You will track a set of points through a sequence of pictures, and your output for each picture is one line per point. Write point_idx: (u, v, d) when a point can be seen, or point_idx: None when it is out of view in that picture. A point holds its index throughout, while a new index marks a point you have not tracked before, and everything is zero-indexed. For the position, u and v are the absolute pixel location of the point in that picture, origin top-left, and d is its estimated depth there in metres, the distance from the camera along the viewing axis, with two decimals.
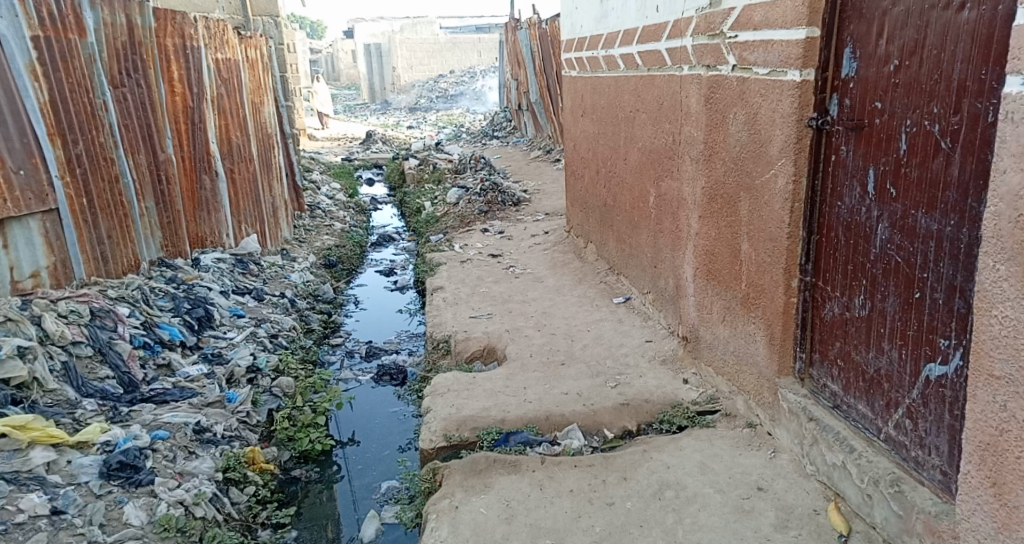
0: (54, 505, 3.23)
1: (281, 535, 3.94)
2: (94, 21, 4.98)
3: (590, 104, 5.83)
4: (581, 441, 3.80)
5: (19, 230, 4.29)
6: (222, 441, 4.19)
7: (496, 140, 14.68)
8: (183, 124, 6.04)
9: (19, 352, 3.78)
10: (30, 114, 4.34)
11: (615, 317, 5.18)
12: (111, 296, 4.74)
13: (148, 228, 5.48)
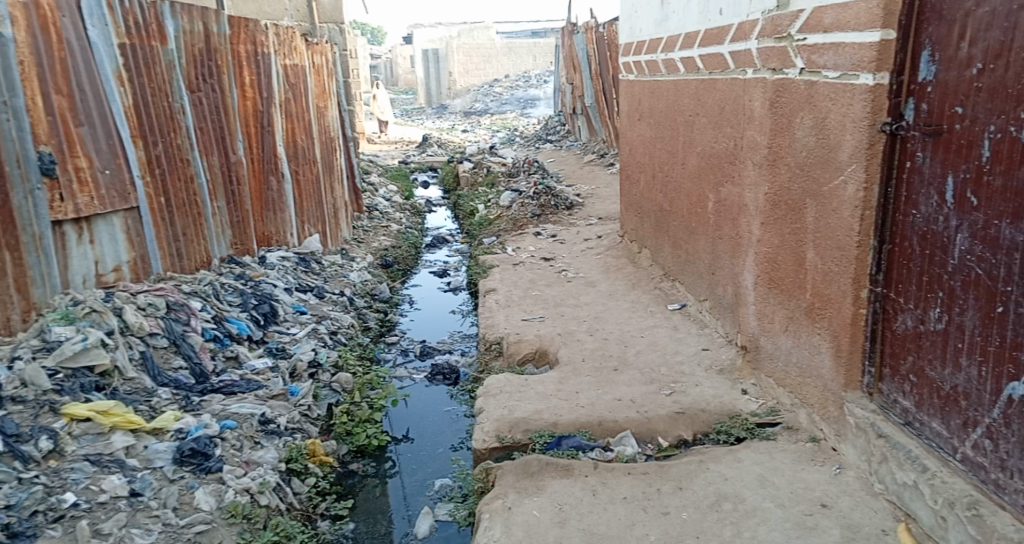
0: (133, 487, 3.34)
1: (339, 526, 3.99)
2: (174, 28, 5.16)
3: (648, 108, 5.76)
4: (634, 448, 3.77)
5: (104, 226, 4.39)
6: (285, 433, 4.27)
7: (550, 144, 14.67)
8: (253, 126, 6.19)
9: (103, 341, 3.87)
10: (115, 117, 4.48)
11: (670, 324, 5.10)
12: (183, 291, 4.88)
13: (219, 226, 5.64)
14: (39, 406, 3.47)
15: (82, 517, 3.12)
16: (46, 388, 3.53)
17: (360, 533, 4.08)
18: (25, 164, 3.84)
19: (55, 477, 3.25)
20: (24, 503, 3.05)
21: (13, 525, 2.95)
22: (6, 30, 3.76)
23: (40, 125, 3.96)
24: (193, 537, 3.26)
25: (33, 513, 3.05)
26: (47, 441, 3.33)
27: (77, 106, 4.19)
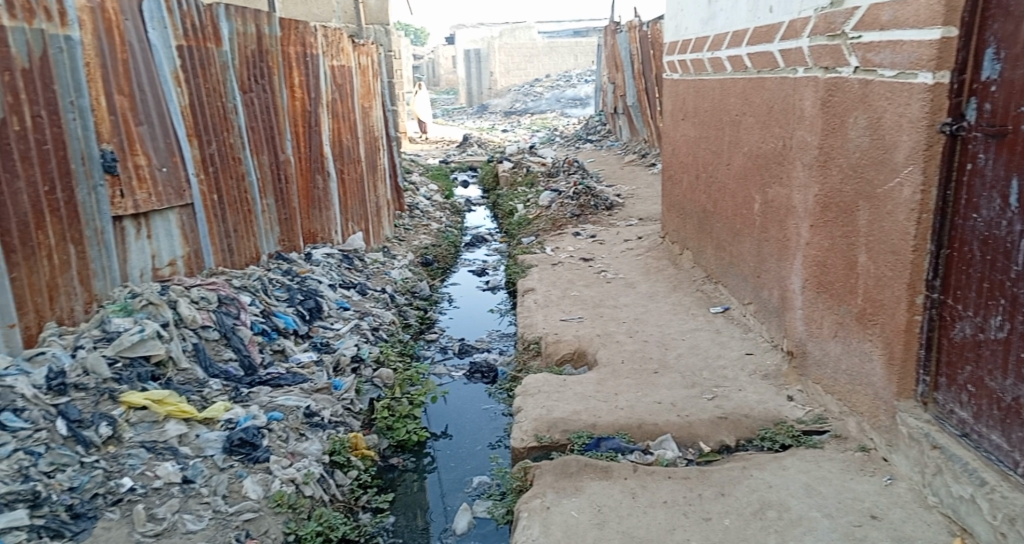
0: (185, 474, 3.41)
1: (380, 519, 4.01)
2: (229, 30, 5.25)
3: (692, 108, 5.68)
4: (675, 452, 3.71)
5: (160, 222, 4.48)
6: (329, 426, 4.29)
7: (590, 144, 14.58)
8: (302, 126, 6.27)
9: (158, 332, 3.94)
10: (172, 116, 4.57)
11: (713, 328, 5.01)
12: (235, 285, 4.95)
13: (267, 223, 5.72)
14: (99, 394, 3.53)
15: (138, 501, 3.21)
16: (105, 377, 3.60)
17: (401, 527, 4.10)
18: (89, 162, 3.90)
19: (114, 462, 3.32)
20: (86, 486, 3.15)
21: (76, 506, 3.06)
22: (74, 33, 3.82)
23: (103, 124, 4.04)
24: (242, 525, 3.34)
25: (93, 496, 3.14)
26: (107, 427, 3.39)
27: (137, 106, 4.29)
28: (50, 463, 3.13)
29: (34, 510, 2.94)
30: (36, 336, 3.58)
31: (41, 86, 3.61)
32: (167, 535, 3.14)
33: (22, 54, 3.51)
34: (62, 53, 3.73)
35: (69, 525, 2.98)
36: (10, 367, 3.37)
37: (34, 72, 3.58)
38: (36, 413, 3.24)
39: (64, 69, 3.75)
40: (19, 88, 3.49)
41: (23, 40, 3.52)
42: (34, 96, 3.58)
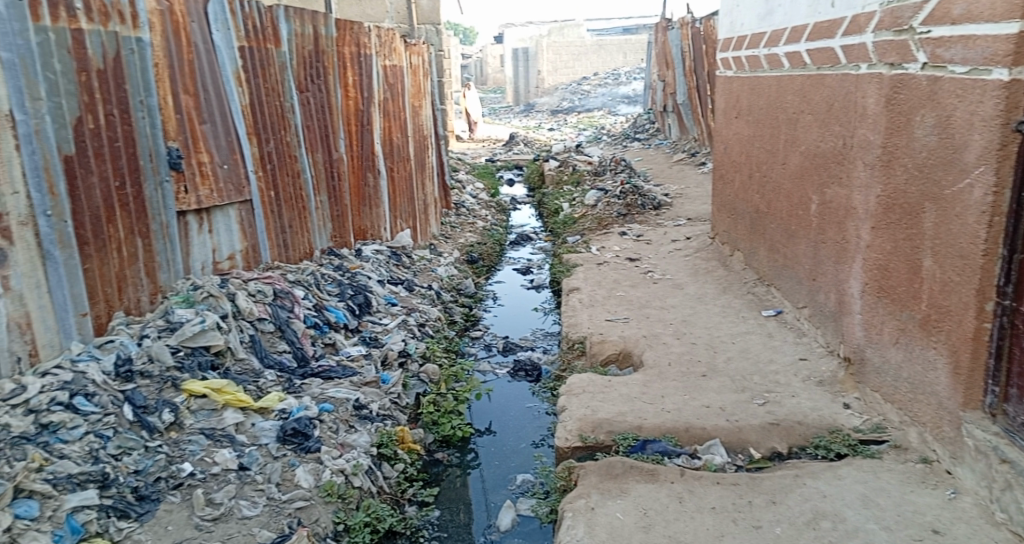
0: (241, 461, 3.46)
1: (426, 513, 4.01)
2: (288, 31, 5.32)
3: (746, 106, 5.56)
4: (724, 458, 3.62)
5: (221, 217, 4.57)
6: (377, 419, 4.31)
7: (638, 143, 14.43)
8: (354, 125, 6.33)
9: (218, 324, 4.01)
10: (233, 115, 4.65)
11: (764, 331, 4.89)
12: (289, 280, 5.02)
13: (320, 219, 5.79)
14: (163, 381, 3.62)
15: (197, 486, 3.27)
16: (169, 365, 3.68)
17: (446, 521, 4.08)
18: (156, 159, 3.98)
19: (175, 447, 3.40)
20: (150, 469, 3.22)
21: (140, 488, 3.14)
22: (145, 35, 3.90)
23: (170, 122, 4.13)
24: (294, 512, 3.35)
25: (156, 480, 3.21)
26: (169, 414, 3.48)
27: (201, 105, 4.37)
28: (117, 446, 3.20)
29: (103, 491, 3.02)
30: (105, 325, 3.67)
31: (114, 86, 3.69)
32: (223, 519, 3.18)
33: (96, 56, 3.59)
34: (133, 55, 3.82)
35: (134, 506, 3.06)
36: (82, 353, 3.46)
37: (107, 73, 3.66)
38: (105, 398, 3.31)
39: (135, 69, 3.83)
40: (94, 88, 3.58)
41: (98, 41, 3.60)
42: (107, 96, 3.66)
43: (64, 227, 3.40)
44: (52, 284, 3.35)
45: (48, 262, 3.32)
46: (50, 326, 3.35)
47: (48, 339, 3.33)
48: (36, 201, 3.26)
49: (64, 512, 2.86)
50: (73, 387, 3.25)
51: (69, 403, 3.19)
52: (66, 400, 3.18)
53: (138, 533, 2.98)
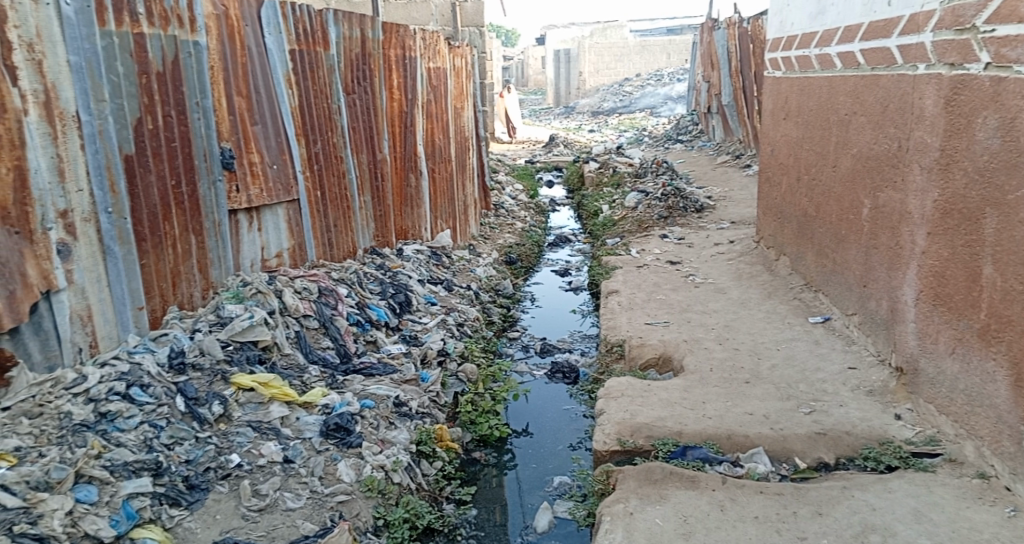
0: (286, 454, 3.49)
1: (463, 511, 4.00)
2: (336, 35, 5.37)
3: (795, 107, 5.43)
4: (767, 467, 3.54)
5: (269, 215, 4.62)
6: (416, 416, 4.30)
7: (680, 145, 14.25)
8: (398, 126, 6.36)
9: (266, 320, 4.07)
10: (283, 116, 4.70)
11: (811, 338, 4.77)
12: (333, 278, 5.06)
13: (364, 219, 5.82)
14: (213, 374, 3.67)
15: (244, 477, 3.30)
16: (219, 358, 3.75)
17: (483, 520, 4.07)
18: (210, 159, 4.04)
19: (224, 439, 3.44)
20: (200, 459, 3.27)
21: (191, 477, 3.18)
22: (202, 39, 3.96)
23: (223, 123, 4.19)
24: (336, 506, 3.37)
25: (206, 470, 3.25)
26: (219, 406, 3.53)
27: (253, 107, 4.43)
28: (170, 436, 3.27)
29: (157, 478, 3.07)
30: (160, 318, 3.75)
31: (172, 88, 3.76)
32: (269, 510, 3.21)
33: (156, 59, 3.66)
34: (191, 58, 3.88)
35: (184, 494, 3.10)
36: (138, 346, 3.54)
37: (166, 75, 3.73)
38: (159, 389, 3.39)
39: (192, 72, 3.90)
40: (153, 90, 3.64)
41: (158, 45, 3.67)
42: (166, 97, 3.73)
43: (123, 224, 3.47)
44: (112, 278, 3.42)
45: (108, 257, 3.40)
46: (109, 318, 3.42)
47: (107, 331, 3.41)
48: (98, 198, 3.33)
49: (121, 497, 2.89)
50: (129, 378, 3.33)
51: (125, 393, 3.27)
52: (123, 391, 3.26)
53: (189, 521, 3.02)
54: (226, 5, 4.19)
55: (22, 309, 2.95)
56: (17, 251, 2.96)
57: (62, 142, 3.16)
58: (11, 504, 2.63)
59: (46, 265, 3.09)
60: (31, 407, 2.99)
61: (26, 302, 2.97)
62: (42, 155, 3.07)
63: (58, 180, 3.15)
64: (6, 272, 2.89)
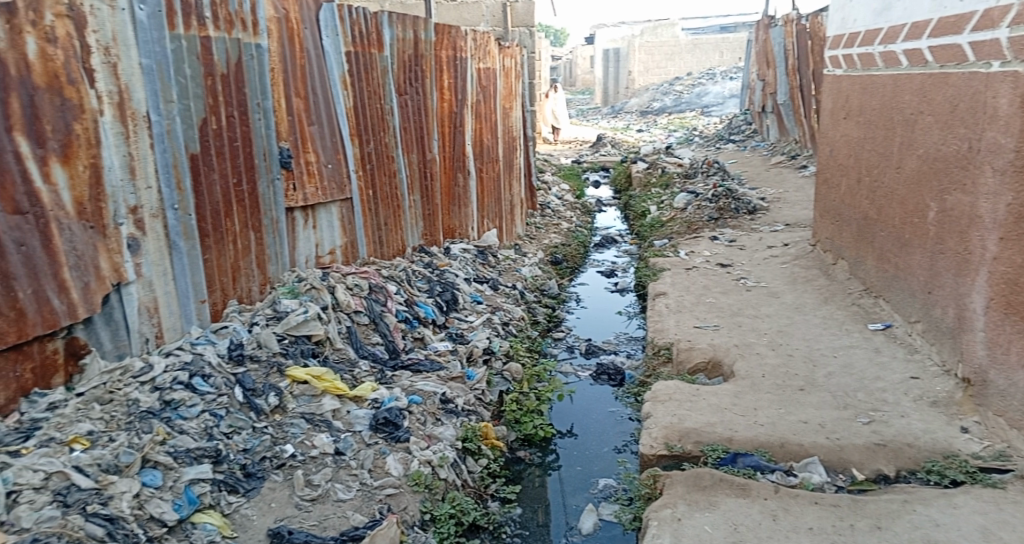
0: (337, 446, 3.50)
1: (508, 510, 3.97)
2: (391, 36, 5.40)
3: (857, 106, 5.26)
4: (822, 477, 3.44)
5: (324, 213, 4.67)
6: (462, 413, 4.29)
7: (733, 145, 14.00)
8: (447, 127, 6.37)
9: (320, 315, 4.12)
10: (339, 116, 4.74)
11: (870, 346, 4.61)
12: (383, 275, 5.09)
13: (413, 218, 5.84)
14: (269, 366, 3.72)
15: (298, 467, 3.33)
16: (276, 351, 3.80)
17: (527, 519, 4.04)
18: (269, 158, 4.10)
19: (279, 429, 3.48)
20: (256, 448, 3.32)
21: (248, 465, 3.23)
22: (263, 41, 4.02)
23: (282, 123, 4.24)
24: (384, 499, 3.36)
25: (262, 459, 3.30)
26: (274, 397, 3.58)
27: (311, 107, 4.48)
28: (229, 425, 3.31)
29: (217, 465, 3.11)
30: (221, 311, 3.84)
31: (235, 90, 3.83)
32: (321, 501, 3.22)
33: (221, 61, 3.73)
34: (253, 60, 3.95)
35: (242, 482, 3.15)
36: (201, 337, 3.63)
37: (230, 77, 3.80)
38: (220, 379, 3.43)
39: (254, 74, 3.96)
40: (218, 91, 3.71)
41: (223, 48, 3.74)
42: (229, 98, 3.80)
43: (188, 220, 3.54)
44: (177, 272, 3.51)
45: (174, 252, 3.48)
46: (174, 310, 3.52)
47: (172, 322, 3.51)
48: (165, 195, 3.41)
49: (183, 483, 2.93)
50: (192, 368, 3.39)
51: (188, 383, 3.33)
52: (186, 380, 3.32)
53: (246, 508, 3.06)
54: (287, 8, 4.25)
55: (94, 301, 3.07)
56: (91, 245, 3.06)
57: (133, 141, 3.23)
58: (84, 484, 2.69)
59: (117, 259, 3.18)
60: (102, 394, 3.08)
61: (99, 294, 3.09)
62: (115, 153, 3.15)
63: (129, 178, 3.23)
64: (80, 264, 3.01)
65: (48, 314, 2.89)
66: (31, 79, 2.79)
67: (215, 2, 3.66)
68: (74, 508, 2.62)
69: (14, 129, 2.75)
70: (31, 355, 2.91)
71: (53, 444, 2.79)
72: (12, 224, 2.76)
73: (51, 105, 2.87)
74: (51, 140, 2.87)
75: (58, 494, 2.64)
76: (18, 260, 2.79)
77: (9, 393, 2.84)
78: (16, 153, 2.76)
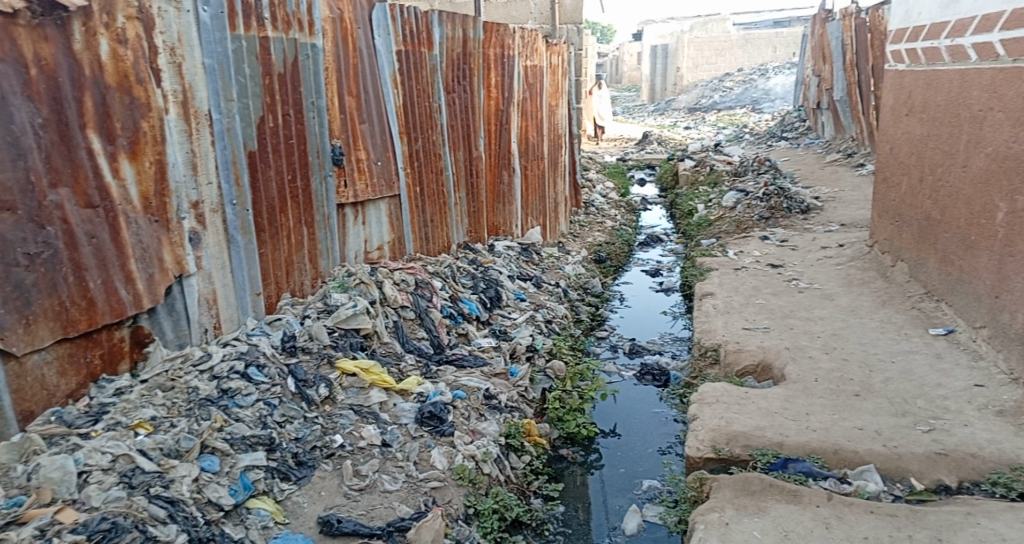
0: (384, 437, 3.51)
1: (551, 507, 3.94)
2: (440, 35, 5.40)
3: (920, 102, 5.08)
4: (878, 485, 3.32)
5: (373, 210, 4.69)
6: (505, 409, 4.25)
7: (785, 142, 13.69)
8: (494, 124, 6.35)
9: (368, 309, 4.13)
10: (389, 115, 4.75)
11: (931, 352, 4.44)
12: (428, 271, 5.09)
13: (458, 215, 5.84)
14: (320, 358, 3.75)
15: (346, 457, 3.35)
16: (326, 343, 3.82)
17: (569, 517, 4.00)
18: (322, 155, 4.13)
19: (329, 420, 3.50)
20: (307, 437, 3.34)
21: (300, 454, 3.26)
22: (318, 41, 4.05)
23: (335, 121, 4.26)
24: (429, 491, 3.35)
25: (312, 448, 3.32)
26: (325, 389, 3.60)
27: (362, 106, 4.49)
28: (282, 414, 3.34)
29: (270, 453, 3.15)
30: (275, 304, 3.89)
31: (291, 89, 3.86)
32: (368, 491, 3.23)
33: (278, 61, 3.76)
34: (308, 60, 3.98)
35: (294, 470, 3.17)
36: (255, 329, 3.68)
37: (287, 77, 3.83)
38: (274, 370, 3.46)
39: (309, 74, 3.99)
40: (275, 89, 3.75)
41: (280, 48, 3.77)
42: (286, 97, 3.83)
43: (246, 215, 3.59)
44: (235, 265, 3.56)
45: (232, 246, 3.53)
46: (231, 302, 3.57)
47: (229, 313, 3.56)
48: (225, 191, 3.46)
49: (239, 469, 2.97)
50: (247, 358, 3.44)
51: (244, 372, 3.37)
52: (242, 369, 3.36)
53: (298, 496, 3.08)
54: (341, 8, 4.28)
55: (158, 292, 3.14)
56: (155, 239, 3.12)
57: (195, 139, 3.28)
58: (147, 467, 2.75)
59: (179, 252, 3.24)
60: (165, 381, 3.14)
61: (162, 285, 3.16)
62: (178, 150, 3.21)
63: (191, 174, 3.28)
64: (145, 256, 3.08)
65: (116, 304, 2.97)
66: (103, 79, 2.87)
67: (274, 3, 3.69)
68: (138, 489, 2.67)
69: (87, 127, 2.83)
70: (100, 341, 2.98)
71: (119, 429, 2.85)
72: (84, 218, 2.83)
73: (121, 104, 2.94)
74: (120, 137, 2.94)
75: (124, 476, 2.70)
76: (89, 251, 2.86)
77: (80, 379, 2.92)
78: (88, 150, 2.83)
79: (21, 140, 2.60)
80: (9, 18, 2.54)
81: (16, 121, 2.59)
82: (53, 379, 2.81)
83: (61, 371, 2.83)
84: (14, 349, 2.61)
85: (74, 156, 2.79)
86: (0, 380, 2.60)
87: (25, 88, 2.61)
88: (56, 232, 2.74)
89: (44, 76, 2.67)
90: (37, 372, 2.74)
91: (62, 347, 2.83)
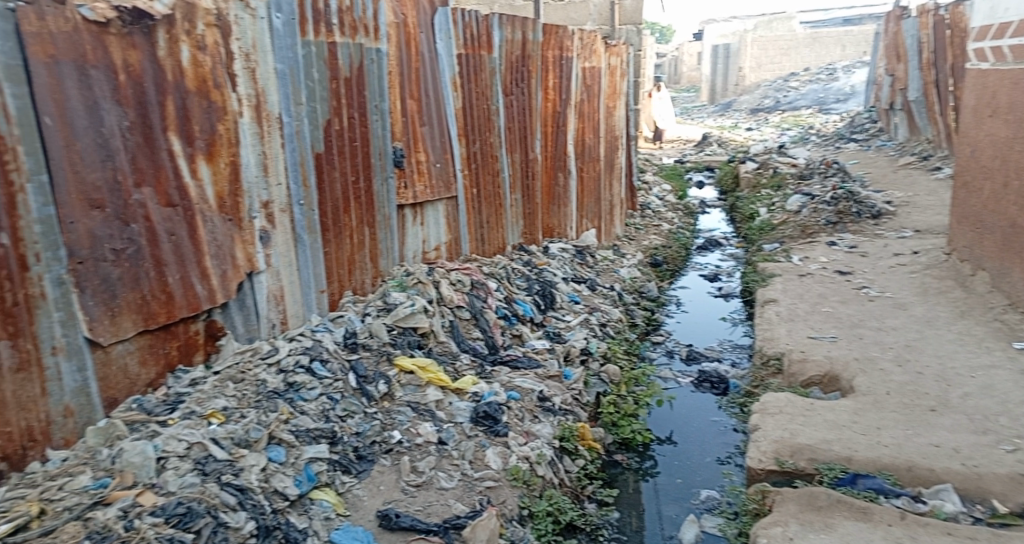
0: (440, 435, 3.47)
1: (606, 513, 3.87)
2: (500, 38, 5.38)
3: (1006, 102, 4.83)
4: (957, 506, 3.16)
5: (431, 210, 4.70)
6: (559, 412, 4.19)
7: (855, 144, 13.25)
8: (551, 126, 6.30)
9: (426, 308, 4.13)
10: (448, 117, 4.75)
11: (1015, 367, 4.20)
12: (484, 272, 5.08)
13: (514, 216, 5.80)
14: (380, 355, 3.76)
15: (404, 453, 3.34)
16: (385, 341, 3.83)
17: (624, 524, 3.92)
18: (385, 157, 4.14)
19: (388, 416, 3.51)
20: (368, 432, 3.34)
21: (360, 448, 3.26)
22: (383, 46, 4.06)
23: (397, 124, 4.27)
24: (485, 490, 3.31)
25: (372, 442, 3.32)
26: (384, 385, 3.61)
27: (423, 109, 4.50)
28: (344, 409, 3.35)
29: (332, 447, 3.16)
30: (337, 301, 3.93)
31: (356, 93, 3.89)
32: (425, 487, 3.20)
33: (345, 65, 3.80)
34: (373, 64, 4.00)
35: (354, 464, 3.18)
36: (319, 325, 3.72)
37: (352, 81, 3.86)
38: (336, 365, 3.49)
39: (374, 78, 4.01)
40: (341, 93, 3.78)
41: (347, 52, 3.80)
42: (351, 101, 3.86)
43: (312, 215, 3.63)
44: (301, 263, 3.61)
45: (299, 245, 3.58)
46: (297, 299, 3.62)
47: (295, 310, 3.61)
48: (293, 192, 3.50)
49: (303, 461, 2.99)
50: (312, 353, 3.47)
51: (309, 367, 3.40)
52: (306, 364, 3.40)
53: (357, 489, 3.09)
54: (405, 13, 4.30)
55: (230, 288, 3.20)
56: (229, 236, 3.18)
57: (267, 141, 3.33)
58: (219, 455, 2.78)
59: (250, 249, 3.29)
60: (235, 373, 3.18)
61: (234, 282, 3.22)
62: (251, 152, 3.26)
63: (263, 175, 3.33)
64: (219, 254, 3.13)
65: (192, 299, 3.02)
66: (184, 83, 2.93)
67: (342, 8, 3.72)
68: (211, 476, 2.71)
69: (169, 129, 2.89)
70: (177, 334, 3.04)
71: (194, 417, 2.90)
72: (165, 216, 2.89)
73: (199, 107, 3.00)
74: (197, 139, 3.00)
75: (198, 463, 2.73)
76: (169, 248, 2.91)
77: (158, 369, 2.98)
78: (169, 151, 2.90)
79: (109, 142, 2.66)
80: (101, 26, 2.61)
81: (107, 124, 2.66)
82: (135, 369, 2.88)
83: (141, 361, 2.90)
84: (100, 339, 2.69)
85: (157, 158, 2.85)
86: (86, 369, 2.67)
87: (114, 93, 2.68)
88: (140, 229, 2.79)
89: (131, 82, 2.74)
90: (120, 360, 2.81)
91: (143, 339, 2.89)
